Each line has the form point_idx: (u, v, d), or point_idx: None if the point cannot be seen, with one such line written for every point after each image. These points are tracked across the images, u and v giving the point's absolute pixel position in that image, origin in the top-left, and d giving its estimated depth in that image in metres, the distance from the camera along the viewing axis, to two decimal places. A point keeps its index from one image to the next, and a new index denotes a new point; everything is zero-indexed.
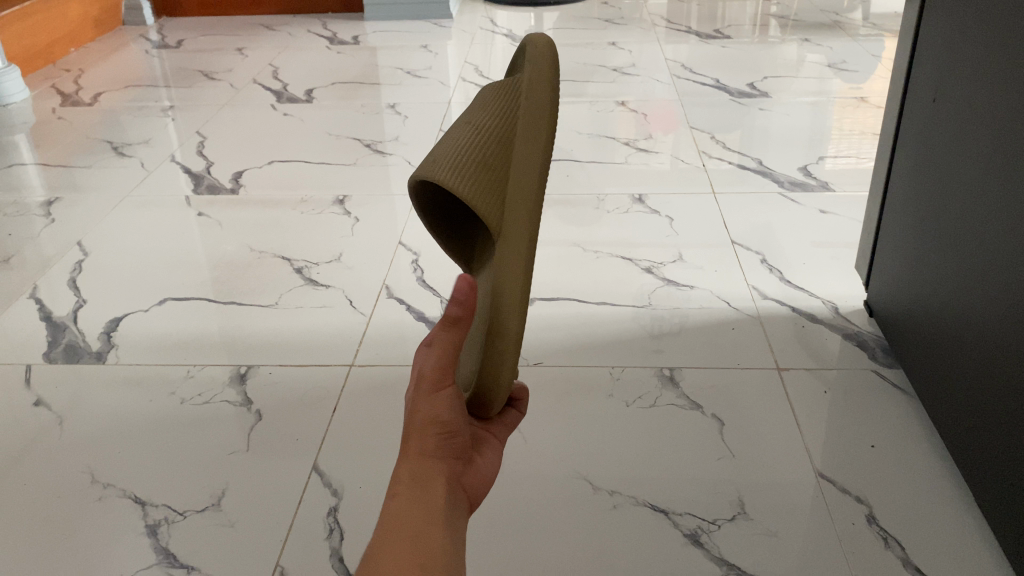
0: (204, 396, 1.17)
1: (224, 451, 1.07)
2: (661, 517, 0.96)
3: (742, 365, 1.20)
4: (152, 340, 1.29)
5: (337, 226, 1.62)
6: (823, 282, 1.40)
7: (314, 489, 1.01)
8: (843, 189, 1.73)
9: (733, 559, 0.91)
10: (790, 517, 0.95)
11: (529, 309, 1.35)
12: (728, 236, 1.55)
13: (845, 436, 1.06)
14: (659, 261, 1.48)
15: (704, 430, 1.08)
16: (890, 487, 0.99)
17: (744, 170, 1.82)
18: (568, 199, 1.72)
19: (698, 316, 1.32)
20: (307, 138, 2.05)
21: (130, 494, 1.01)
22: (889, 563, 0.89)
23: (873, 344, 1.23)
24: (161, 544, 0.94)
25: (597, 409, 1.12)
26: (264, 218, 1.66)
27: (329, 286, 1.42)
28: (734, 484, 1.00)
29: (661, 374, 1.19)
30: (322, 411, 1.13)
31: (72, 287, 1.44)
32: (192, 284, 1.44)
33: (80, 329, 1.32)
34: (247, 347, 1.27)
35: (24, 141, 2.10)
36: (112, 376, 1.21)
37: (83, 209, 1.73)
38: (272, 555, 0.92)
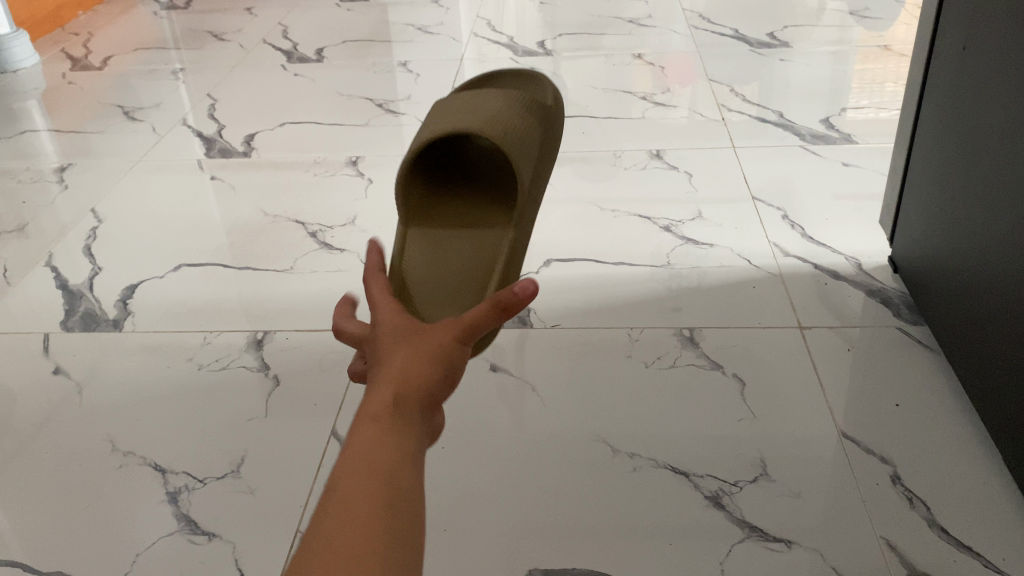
0: (221, 362, 1.16)
1: (243, 417, 1.07)
2: (681, 479, 0.95)
3: (764, 324, 1.18)
4: (168, 307, 1.29)
5: (350, 189, 1.60)
6: (845, 237, 1.37)
7: (333, 454, 1.01)
8: (866, 140, 1.69)
9: (755, 520, 0.90)
10: (814, 478, 0.94)
11: (546, 270, 1.33)
12: (748, 191, 1.52)
13: (869, 396, 1.05)
14: (678, 219, 1.45)
15: (724, 390, 1.07)
16: (916, 447, 0.97)
17: (764, 123, 1.78)
18: (583, 156, 1.69)
19: (718, 274, 1.30)
20: (318, 99, 2.03)
21: (149, 461, 1.01)
22: (914, 523, 0.88)
23: (897, 301, 1.21)
24: (182, 511, 0.95)
25: (615, 370, 1.11)
26: (277, 181, 1.65)
27: (343, 250, 1.41)
28: (756, 445, 0.99)
29: (681, 335, 1.17)
30: (340, 376, 1.13)
31: (87, 254, 1.44)
32: (206, 249, 1.43)
33: (96, 297, 1.32)
34: (263, 312, 1.26)
35: (36, 107, 2.09)
36: (130, 343, 1.21)
37: (96, 175, 1.72)
38: (293, 521, 0.93)
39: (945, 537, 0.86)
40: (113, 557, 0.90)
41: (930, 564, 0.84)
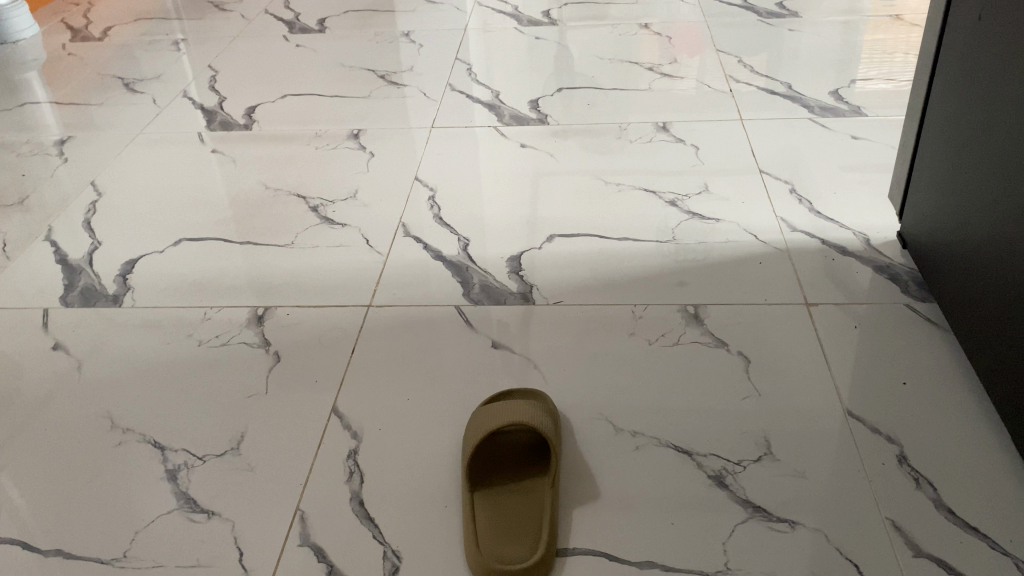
0: (221, 338, 1.16)
1: (243, 394, 1.06)
2: (684, 458, 0.94)
3: (770, 300, 1.17)
4: (168, 282, 1.28)
5: (352, 162, 1.58)
6: (854, 212, 1.35)
7: (333, 431, 1.00)
8: (876, 112, 1.65)
9: (758, 500, 0.89)
10: (819, 458, 0.93)
11: (550, 246, 1.31)
12: (756, 165, 1.50)
13: (876, 374, 1.03)
14: (684, 193, 1.43)
15: (729, 367, 1.06)
16: (923, 426, 0.96)
17: (772, 95, 1.75)
18: (588, 129, 1.66)
19: (724, 249, 1.28)
20: (320, 70, 2.00)
21: (149, 438, 1.01)
22: (920, 504, 0.87)
23: (906, 278, 1.19)
24: (181, 489, 0.94)
25: (618, 348, 1.10)
26: (278, 154, 1.63)
27: (344, 224, 1.40)
28: (760, 423, 0.98)
29: (686, 312, 1.15)
30: (340, 353, 1.12)
31: (86, 228, 1.43)
32: (206, 224, 1.42)
33: (96, 272, 1.31)
34: (263, 288, 1.25)
35: (36, 79, 2.07)
36: (130, 319, 1.20)
37: (96, 148, 1.71)
38: (293, 499, 0.92)
39: (951, 518, 0.85)
40: (112, 535, 0.90)
41: (935, 546, 0.83)
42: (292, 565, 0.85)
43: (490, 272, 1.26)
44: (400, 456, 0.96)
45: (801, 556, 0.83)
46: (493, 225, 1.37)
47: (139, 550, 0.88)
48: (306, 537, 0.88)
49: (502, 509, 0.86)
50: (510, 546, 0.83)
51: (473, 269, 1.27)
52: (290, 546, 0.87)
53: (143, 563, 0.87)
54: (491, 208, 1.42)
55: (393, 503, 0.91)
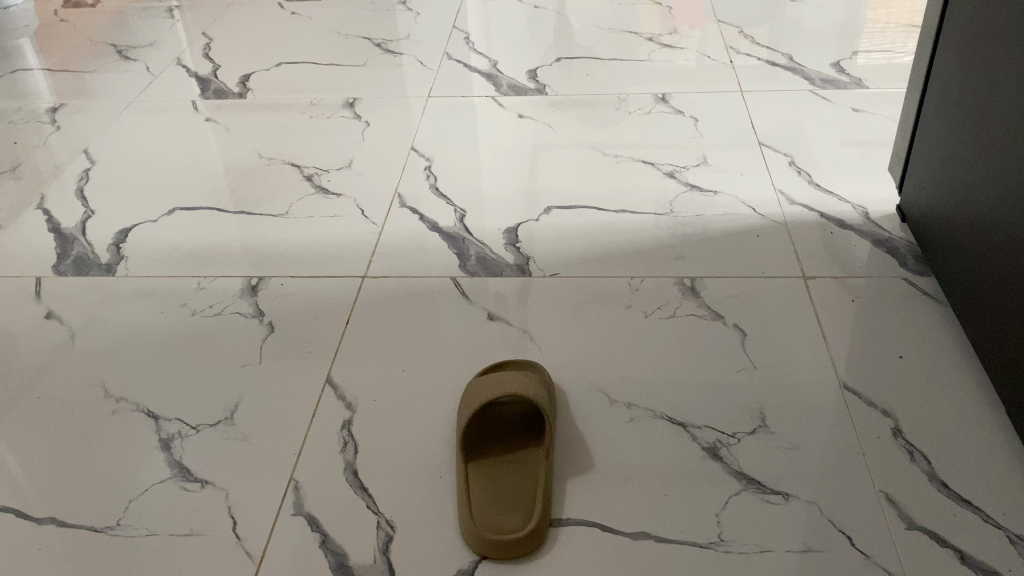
0: (215, 308, 1.15)
1: (237, 364, 1.06)
2: (679, 430, 0.94)
3: (767, 273, 1.16)
4: (161, 251, 1.27)
5: (348, 131, 1.57)
6: (853, 185, 1.34)
7: (328, 402, 1.00)
8: (878, 85, 1.64)
9: (752, 472, 0.89)
10: (813, 431, 0.93)
11: (547, 218, 1.30)
12: (755, 137, 1.49)
13: (872, 348, 1.03)
14: (682, 166, 1.42)
15: (725, 340, 1.06)
16: (919, 400, 0.96)
17: (773, 67, 1.73)
18: (587, 100, 1.64)
19: (722, 222, 1.27)
20: (316, 38, 1.97)
21: (142, 408, 1.01)
22: (914, 478, 0.87)
23: (905, 252, 1.18)
24: (175, 459, 0.94)
25: (614, 320, 1.10)
26: (273, 124, 1.61)
27: (339, 194, 1.38)
28: (755, 396, 0.98)
29: (682, 285, 1.15)
30: (335, 324, 1.11)
31: (79, 197, 1.42)
32: (200, 193, 1.41)
33: (89, 240, 1.30)
34: (258, 258, 1.24)
35: (28, 45, 2.04)
36: (123, 288, 1.19)
37: (89, 116, 1.69)
38: (287, 469, 0.92)
39: (945, 492, 0.85)
40: (106, 504, 0.90)
41: (929, 519, 0.83)
42: (286, 534, 0.85)
43: (486, 244, 1.25)
44: (394, 427, 0.96)
45: (794, 528, 0.83)
46: (490, 197, 1.36)
47: (133, 519, 0.88)
48: (299, 507, 0.88)
49: (498, 479, 0.86)
50: (508, 517, 0.83)
51: (469, 240, 1.26)
52: (284, 515, 0.87)
53: (137, 532, 0.87)
54: (488, 179, 1.40)
55: (388, 473, 0.91)
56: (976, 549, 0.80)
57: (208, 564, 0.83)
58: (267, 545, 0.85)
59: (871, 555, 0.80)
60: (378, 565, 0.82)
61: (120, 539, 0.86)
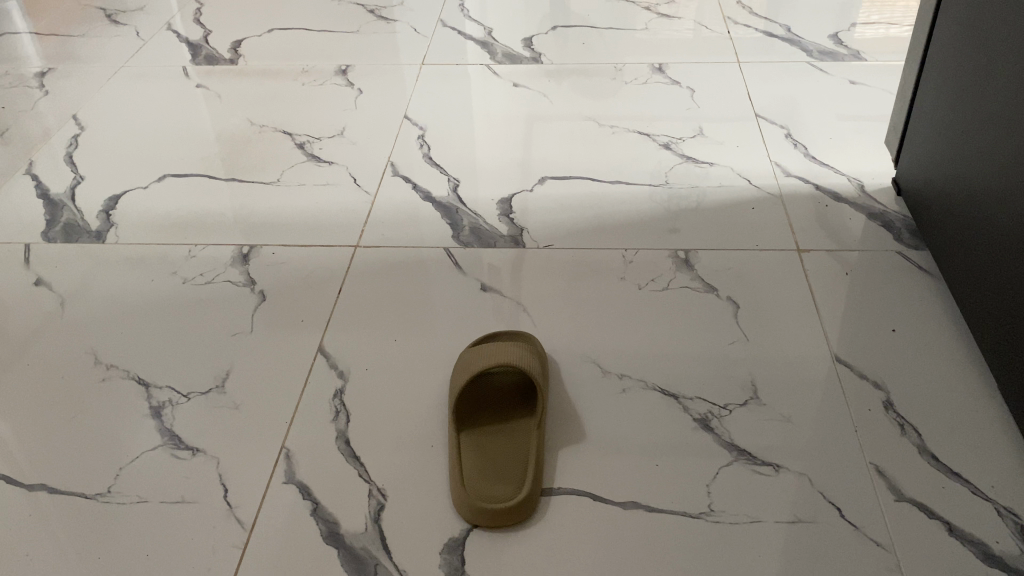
0: (206, 276, 1.14)
1: (228, 333, 1.05)
2: (671, 401, 0.94)
3: (761, 246, 1.16)
4: (152, 218, 1.26)
5: (340, 99, 1.55)
6: (849, 158, 1.33)
7: (319, 370, 0.99)
8: (875, 57, 1.63)
9: (743, 443, 0.89)
10: (805, 403, 0.93)
11: (541, 188, 1.29)
12: (752, 109, 1.47)
13: (865, 320, 1.03)
14: (678, 137, 1.41)
15: (718, 312, 1.05)
16: (910, 373, 0.96)
17: (771, 38, 1.71)
18: (582, 69, 1.63)
19: (716, 194, 1.26)
20: (308, 4, 1.94)
21: (133, 375, 1.00)
22: (904, 450, 0.87)
23: (899, 225, 1.18)
24: (166, 426, 0.94)
25: (607, 292, 1.09)
26: (265, 90, 1.59)
27: (331, 162, 1.37)
28: (748, 368, 0.98)
29: (676, 257, 1.14)
30: (327, 293, 1.11)
31: (68, 163, 1.40)
32: (190, 160, 1.39)
33: (78, 207, 1.29)
34: (249, 226, 1.23)
35: (15, 8, 2.00)
36: (113, 255, 1.19)
37: (78, 81, 1.66)
38: (278, 437, 0.92)
39: (934, 464, 0.86)
40: (96, 470, 0.90)
41: (918, 491, 0.84)
42: (278, 502, 0.85)
43: (480, 214, 1.24)
44: (386, 396, 0.96)
45: (783, 499, 0.84)
46: (484, 166, 1.35)
47: (124, 486, 0.88)
48: (291, 475, 0.88)
49: (489, 448, 0.86)
50: (500, 485, 0.83)
51: (462, 210, 1.25)
52: (276, 483, 0.87)
53: (128, 499, 0.87)
54: (482, 149, 1.39)
55: (380, 442, 0.91)
56: (964, 521, 0.81)
57: (200, 531, 0.83)
58: (259, 513, 0.85)
59: (860, 526, 0.81)
60: (370, 533, 0.82)
61: (112, 505, 0.86)
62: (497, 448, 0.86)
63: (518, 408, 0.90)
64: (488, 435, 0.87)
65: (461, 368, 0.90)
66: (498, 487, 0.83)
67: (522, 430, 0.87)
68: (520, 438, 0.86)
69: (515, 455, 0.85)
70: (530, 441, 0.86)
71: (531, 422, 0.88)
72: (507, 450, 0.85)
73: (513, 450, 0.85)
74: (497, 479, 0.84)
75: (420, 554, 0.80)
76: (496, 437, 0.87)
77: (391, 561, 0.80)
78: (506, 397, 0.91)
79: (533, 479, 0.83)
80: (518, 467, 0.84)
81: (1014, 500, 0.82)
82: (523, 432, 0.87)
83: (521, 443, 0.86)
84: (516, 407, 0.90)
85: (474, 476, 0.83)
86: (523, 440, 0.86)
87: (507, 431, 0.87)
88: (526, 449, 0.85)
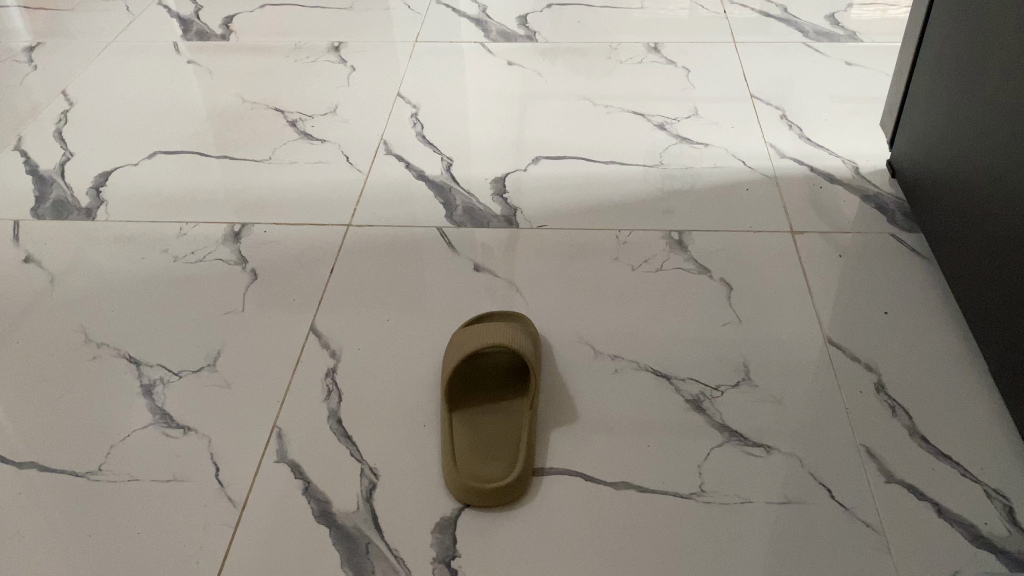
0: (197, 254, 1.13)
1: (219, 311, 1.05)
2: (663, 382, 0.94)
3: (755, 227, 1.15)
4: (143, 196, 1.25)
5: (332, 76, 1.53)
6: (844, 140, 1.33)
7: (311, 349, 0.99)
8: (872, 38, 1.62)
9: (734, 424, 0.89)
10: (796, 384, 0.93)
11: (535, 168, 1.29)
12: (747, 90, 1.47)
13: (857, 303, 1.03)
14: (673, 117, 1.40)
15: (711, 293, 1.05)
16: (902, 355, 0.96)
17: (768, 18, 1.70)
18: (577, 48, 1.61)
19: (711, 174, 1.26)
20: None
21: (123, 353, 1.00)
22: (895, 432, 0.88)
23: (893, 207, 1.18)
24: (157, 404, 0.94)
25: (600, 272, 1.09)
26: (257, 66, 1.58)
27: (323, 140, 1.36)
28: (740, 349, 0.98)
29: (670, 238, 1.14)
30: (319, 272, 1.10)
31: (58, 139, 1.39)
32: (181, 137, 1.38)
33: (68, 183, 1.28)
34: (241, 204, 1.23)
35: None
36: (103, 233, 1.18)
37: (67, 55, 1.64)
38: (270, 416, 0.92)
39: (924, 446, 0.86)
40: (86, 448, 0.89)
41: (908, 472, 0.84)
42: (269, 481, 0.85)
43: (473, 193, 1.24)
44: (378, 376, 0.96)
45: (774, 479, 0.84)
46: (478, 145, 1.34)
47: (115, 464, 0.88)
48: (283, 454, 0.88)
49: (481, 428, 0.86)
50: (491, 465, 0.83)
51: (456, 190, 1.25)
52: (267, 462, 0.87)
53: (119, 477, 0.86)
54: (476, 128, 1.38)
55: (372, 421, 0.91)
56: (953, 503, 0.81)
57: (191, 510, 0.83)
58: (250, 491, 0.85)
59: (849, 507, 0.81)
60: (361, 512, 0.82)
61: (103, 483, 0.86)
62: (488, 428, 0.86)
63: (510, 388, 0.90)
64: (480, 416, 0.87)
65: (453, 348, 0.90)
66: (490, 466, 0.83)
67: (514, 411, 0.87)
68: (512, 418, 0.87)
69: (507, 435, 0.85)
70: (522, 421, 0.86)
71: (523, 403, 0.88)
72: (499, 430, 0.86)
73: (505, 430, 0.86)
74: (489, 459, 0.84)
75: (412, 533, 0.81)
76: (488, 417, 0.87)
77: (383, 540, 0.80)
78: (498, 377, 0.91)
79: (525, 458, 0.83)
80: (510, 447, 0.84)
81: (1002, 482, 0.83)
82: (515, 412, 0.87)
83: (512, 423, 0.86)
84: (508, 387, 0.90)
85: (466, 455, 0.84)
86: (514, 420, 0.86)
87: (499, 412, 0.87)
88: (518, 429, 0.86)
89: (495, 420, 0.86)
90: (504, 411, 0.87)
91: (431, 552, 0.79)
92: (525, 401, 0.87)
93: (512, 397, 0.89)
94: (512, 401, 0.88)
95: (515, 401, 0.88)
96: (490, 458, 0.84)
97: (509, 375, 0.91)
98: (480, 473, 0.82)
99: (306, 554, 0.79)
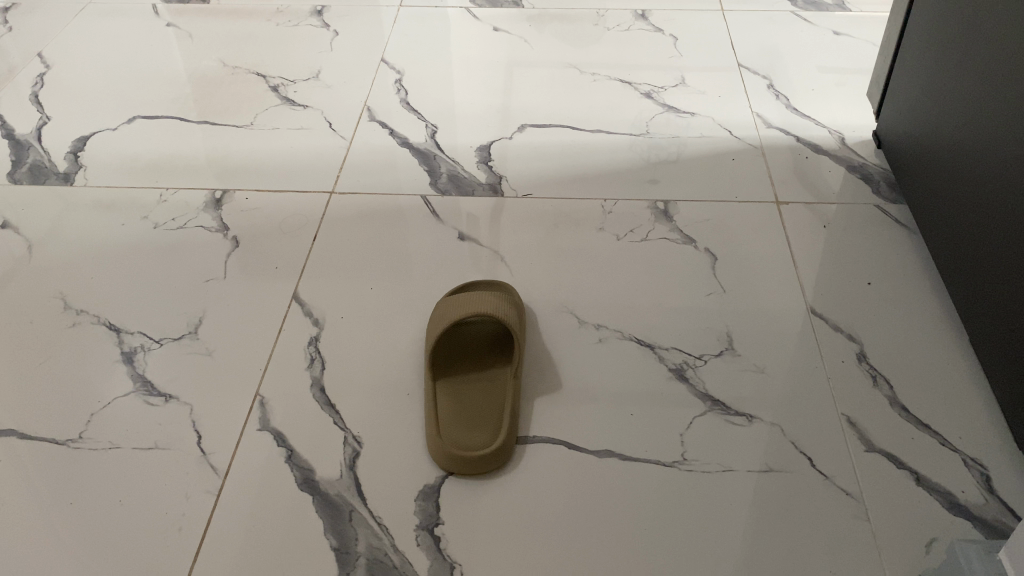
0: (178, 221, 1.12)
1: (201, 279, 1.04)
2: (646, 352, 0.94)
3: (740, 197, 1.15)
4: (122, 161, 1.23)
5: (315, 40, 1.51)
6: (830, 110, 1.32)
7: (294, 318, 0.98)
8: (860, 8, 1.61)
9: (716, 393, 0.90)
10: (779, 355, 0.94)
11: (521, 136, 1.28)
12: (734, 59, 1.46)
13: (842, 274, 1.03)
14: (660, 85, 1.39)
15: (696, 263, 1.05)
16: (884, 325, 0.97)
17: None
18: (563, 14, 1.60)
19: (696, 144, 1.25)
20: None
21: (104, 321, 0.99)
22: (875, 402, 0.88)
23: (878, 179, 1.18)
24: (137, 372, 0.93)
25: (586, 242, 1.09)
26: (238, 30, 1.55)
27: (305, 106, 1.34)
28: (724, 319, 0.98)
29: (655, 207, 1.14)
30: (302, 240, 1.09)
31: (34, 103, 1.36)
32: (161, 101, 1.36)
33: (44, 148, 1.25)
34: (222, 170, 1.21)
35: None
36: (82, 198, 1.16)
37: (42, 17, 1.61)
38: (253, 384, 0.91)
39: (904, 416, 0.87)
40: (68, 416, 0.89)
41: (888, 441, 0.85)
42: (251, 449, 0.85)
43: (458, 161, 1.23)
44: (361, 344, 0.95)
45: (756, 448, 0.84)
46: (463, 112, 1.33)
47: (96, 432, 0.87)
48: (266, 422, 0.87)
49: (465, 398, 0.86)
50: (473, 434, 0.83)
51: (440, 157, 1.23)
52: (250, 430, 0.87)
53: (101, 444, 0.86)
54: (461, 95, 1.37)
55: (354, 390, 0.91)
56: (931, 471, 0.82)
57: (174, 478, 0.83)
58: (233, 459, 0.84)
59: (830, 476, 0.82)
60: (345, 480, 0.82)
61: (83, 451, 0.85)
62: (472, 399, 0.86)
63: (496, 360, 0.89)
64: (465, 388, 0.86)
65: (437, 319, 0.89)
66: (473, 436, 0.83)
67: (498, 382, 0.87)
68: (496, 389, 0.86)
69: (490, 407, 0.85)
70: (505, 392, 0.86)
71: (508, 374, 0.87)
72: (483, 400, 0.85)
73: (490, 401, 0.85)
74: (473, 430, 0.83)
75: (395, 501, 0.81)
76: (472, 389, 0.86)
77: (366, 508, 0.80)
78: (484, 349, 0.91)
79: (510, 428, 0.83)
80: (493, 420, 0.84)
81: (980, 451, 0.84)
82: (500, 384, 0.87)
83: (496, 395, 0.86)
84: (494, 359, 0.90)
85: (449, 426, 0.83)
86: (498, 391, 0.86)
87: (482, 384, 0.87)
88: (501, 401, 0.85)
89: (479, 392, 0.86)
90: (486, 382, 0.87)
91: (415, 520, 0.79)
92: (510, 372, 0.87)
93: (497, 369, 0.88)
94: (497, 371, 0.88)
95: (500, 372, 0.88)
96: (473, 428, 0.84)
97: (495, 348, 0.91)
98: (463, 443, 0.82)
99: (289, 522, 0.79)
